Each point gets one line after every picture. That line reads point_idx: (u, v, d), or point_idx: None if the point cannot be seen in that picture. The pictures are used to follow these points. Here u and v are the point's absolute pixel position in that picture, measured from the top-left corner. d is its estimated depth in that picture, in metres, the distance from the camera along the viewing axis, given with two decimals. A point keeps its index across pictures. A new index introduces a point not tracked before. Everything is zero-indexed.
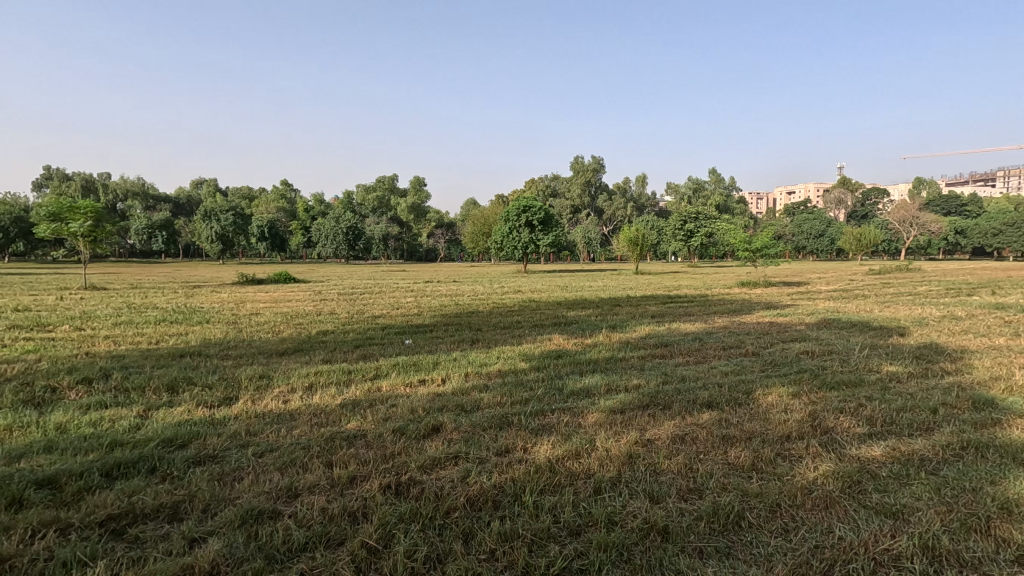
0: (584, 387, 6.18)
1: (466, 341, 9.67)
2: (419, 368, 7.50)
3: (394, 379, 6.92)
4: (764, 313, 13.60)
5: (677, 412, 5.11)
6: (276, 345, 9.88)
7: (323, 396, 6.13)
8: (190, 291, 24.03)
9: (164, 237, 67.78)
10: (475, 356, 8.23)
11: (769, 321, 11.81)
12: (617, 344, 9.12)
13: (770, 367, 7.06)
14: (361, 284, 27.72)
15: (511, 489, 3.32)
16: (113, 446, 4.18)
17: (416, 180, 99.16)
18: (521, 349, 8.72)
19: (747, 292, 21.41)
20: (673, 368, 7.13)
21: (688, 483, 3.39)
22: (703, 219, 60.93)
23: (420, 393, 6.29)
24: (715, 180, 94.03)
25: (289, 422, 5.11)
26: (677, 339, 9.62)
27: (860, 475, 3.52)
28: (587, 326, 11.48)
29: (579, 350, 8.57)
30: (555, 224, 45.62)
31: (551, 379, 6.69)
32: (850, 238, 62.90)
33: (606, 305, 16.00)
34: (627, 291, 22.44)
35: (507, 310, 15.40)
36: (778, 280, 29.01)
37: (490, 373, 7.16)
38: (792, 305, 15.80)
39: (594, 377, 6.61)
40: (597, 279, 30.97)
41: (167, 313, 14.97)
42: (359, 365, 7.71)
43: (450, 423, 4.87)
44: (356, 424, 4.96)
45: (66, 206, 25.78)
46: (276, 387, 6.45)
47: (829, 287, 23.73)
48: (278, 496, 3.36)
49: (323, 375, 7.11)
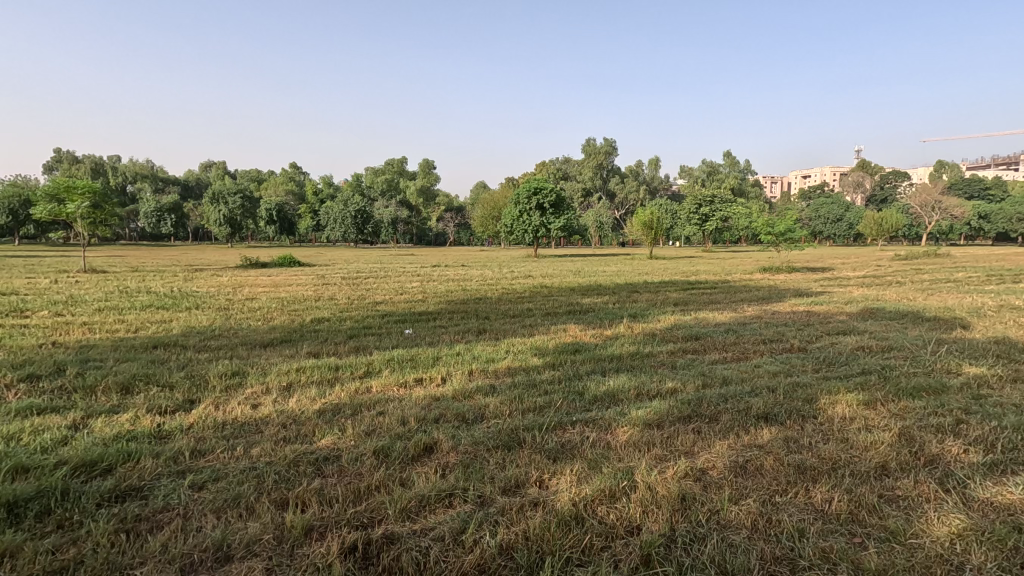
0: (609, 391, 5.20)
1: (472, 333, 8.68)
2: (417, 364, 6.53)
3: (387, 378, 5.97)
4: (797, 301, 12.49)
5: (731, 430, 4.11)
6: (261, 335, 8.95)
7: (302, 399, 5.21)
8: (190, 275, 23.29)
9: (173, 220, 67.43)
10: (482, 349, 7.24)
11: (807, 311, 10.72)
12: (642, 336, 8.08)
13: (826, 367, 6.03)
14: (367, 268, 26.87)
15: (524, 559, 2.38)
16: (12, 473, 3.28)
17: (425, 162, 97.85)
18: (533, 343, 7.69)
19: (770, 278, 20.22)
20: (712, 367, 6.11)
21: (774, 550, 2.43)
22: (719, 203, 59.28)
23: (415, 395, 5.34)
24: (729, 164, 91.72)
25: (250, 435, 4.18)
26: (708, 331, 8.60)
27: (1012, 535, 2.53)
28: (605, 315, 10.48)
29: (599, 344, 7.54)
30: (567, 208, 44.44)
31: (568, 380, 5.72)
32: (870, 223, 61.09)
33: (623, 292, 14.93)
34: (643, 277, 21.34)
35: (518, 296, 14.39)
36: (800, 265, 27.77)
37: (498, 372, 6.19)
38: (824, 292, 14.64)
39: (620, 379, 5.63)
40: (610, 265, 29.96)
41: (158, 298, 14.16)
42: (349, 360, 6.78)
43: (446, 440, 3.91)
44: (332, 439, 4.02)
45: (64, 186, 24.93)
46: (247, 388, 5.52)
47: (858, 273, 22.39)
48: (202, 562, 2.44)
49: (306, 372, 6.19)
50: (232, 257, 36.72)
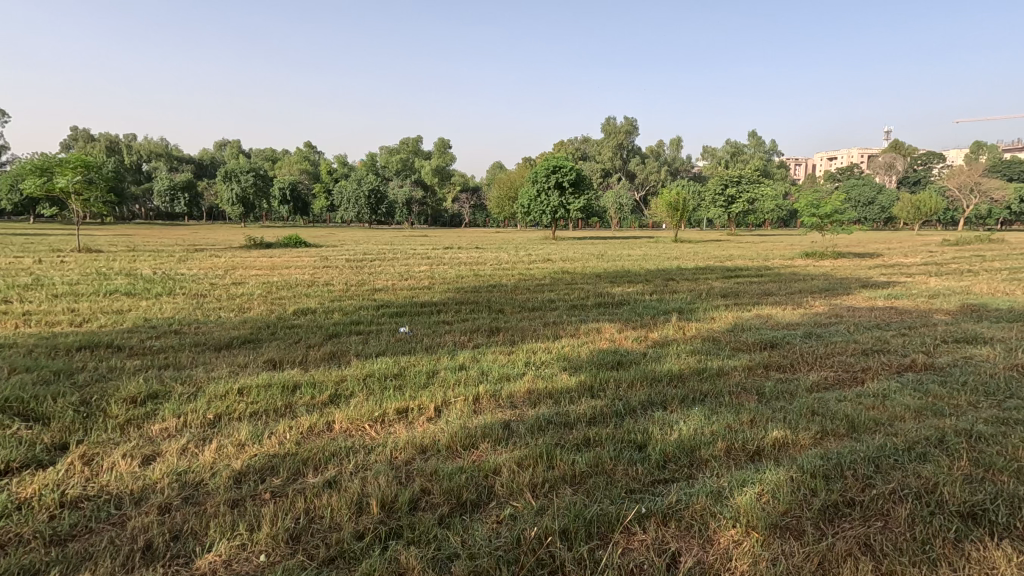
0: (684, 446, 3.41)
1: (483, 333, 6.94)
2: (404, 384, 4.78)
3: (358, 407, 4.23)
4: (871, 294, 10.49)
5: (930, 549, 2.32)
6: (223, 332, 7.28)
7: (221, 449, 3.49)
8: (186, 256, 21.80)
9: (187, 200, 66.53)
10: (493, 361, 5.46)
11: (893, 308, 8.73)
12: (700, 343, 6.24)
13: (991, 403, 4.14)
14: (375, 248, 25.27)
15: None
16: None
17: (441, 142, 95.68)
18: (560, 350, 5.90)
19: (816, 265, 18.11)
20: (821, 399, 4.26)
21: None
22: (746, 184, 56.30)
23: (394, 440, 3.63)
24: (754, 143, 87.97)
25: (98, 537, 2.48)
26: (782, 333, 6.78)
27: None
28: (645, 310, 8.68)
29: (647, 354, 5.73)
30: (587, 187, 42.12)
31: (614, 419, 3.95)
32: (907, 205, 57.63)
33: (658, 280, 13.01)
34: (675, 262, 19.29)
35: (537, 284, 12.58)
36: (845, 250, 25.36)
37: (516, 401, 4.42)
38: (893, 282, 12.58)
39: (694, 420, 3.83)
40: (633, 248, 28.06)
41: (133, 282, 12.61)
42: (316, 374, 5.05)
43: (420, 568, 2.20)
44: (226, 553, 2.33)
45: (54, 160, 23.42)
46: (154, 426, 3.83)
47: (915, 260, 20.04)
48: None
49: (249, 394, 4.48)
50: (237, 236, 35.47)
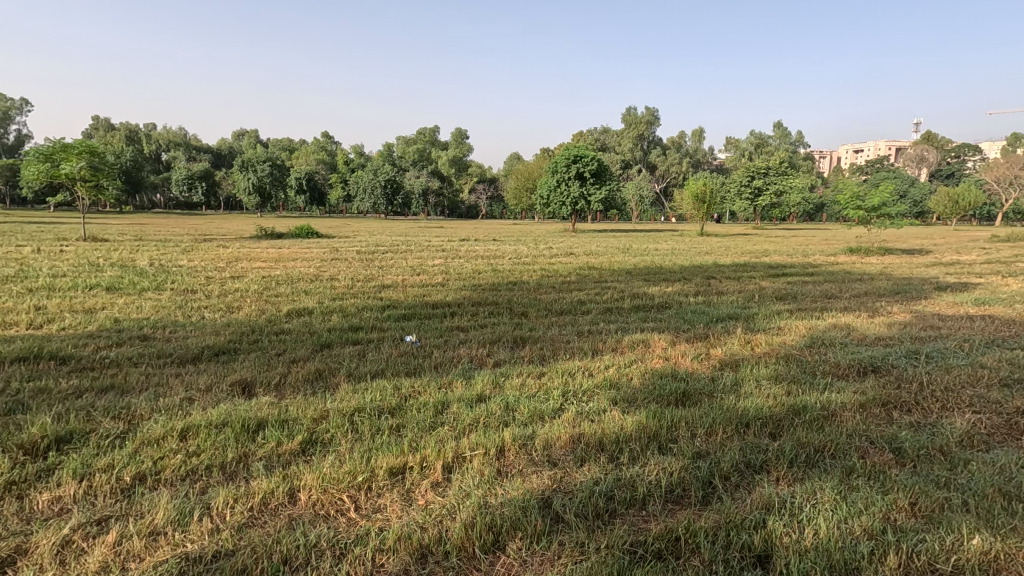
0: (835, 564, 2.14)
1: (505, 346, 5.70)
2: (404, 425, 3.56)
3: (336, 464, 3.01)
4: (956, 299, 8.99)
5: None
6: (199, 338, 6.15)
7: (122, 544, 2.31)
8: (193, 246, 20.86)
9: (204, 188, 66.03)
10: (519, 390, 4.21)
11: (993, 317, 7.27)
12: (782, 366, 4.90)
13: None
14: (388, 240, 24.20)
15: None
16: None
17: (458, 133, 94.34)
18: (605, 374, 4.62)
19: (867, 263, 16.47)
20: (1002, 469, 2.91)
21: None
22: (773, 175, 54.11)
23: (379, 532, 2.41)
24: (781, 134, 85.13)
25: None
26: (877, 351, 5.42)
27: None
28: (695, 316, 7.37)
29: (718, 382, 4.44)
30: (609, 178, 40.57)
31: (705, 501, 2.67)
32: (943, 198, 54.87)
33: (697, 279, 11.64)
34: (708, 258, 17.85)
35: (561, 281, 11.33)
36: (889, 246, 23.51)
37: (556, 458, 3.17)
38: (969, 285, 11.01)
39: (831, 506, 2.53)
40: (660, 242, 26.55)
41: (122, 274, 11.56)
42: (290, 406, 3.84)
43: None
44: None
45: (60, 145, 22.53)
46: (39, 498, 2.65)
47: (974, 257, 18.31)
48: None
49: (191, 438, 3.28)
50: (249, 226, 34.65)
